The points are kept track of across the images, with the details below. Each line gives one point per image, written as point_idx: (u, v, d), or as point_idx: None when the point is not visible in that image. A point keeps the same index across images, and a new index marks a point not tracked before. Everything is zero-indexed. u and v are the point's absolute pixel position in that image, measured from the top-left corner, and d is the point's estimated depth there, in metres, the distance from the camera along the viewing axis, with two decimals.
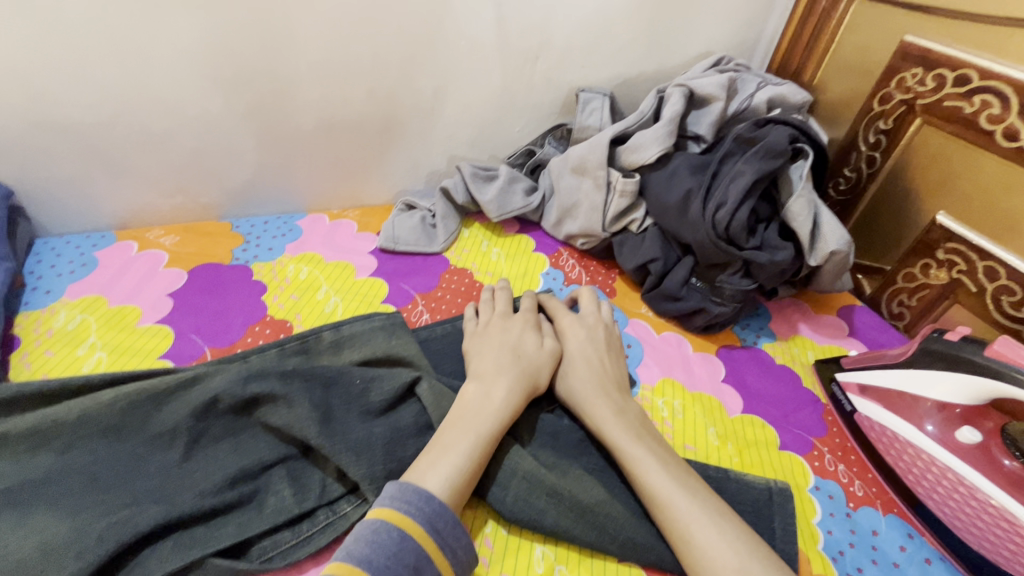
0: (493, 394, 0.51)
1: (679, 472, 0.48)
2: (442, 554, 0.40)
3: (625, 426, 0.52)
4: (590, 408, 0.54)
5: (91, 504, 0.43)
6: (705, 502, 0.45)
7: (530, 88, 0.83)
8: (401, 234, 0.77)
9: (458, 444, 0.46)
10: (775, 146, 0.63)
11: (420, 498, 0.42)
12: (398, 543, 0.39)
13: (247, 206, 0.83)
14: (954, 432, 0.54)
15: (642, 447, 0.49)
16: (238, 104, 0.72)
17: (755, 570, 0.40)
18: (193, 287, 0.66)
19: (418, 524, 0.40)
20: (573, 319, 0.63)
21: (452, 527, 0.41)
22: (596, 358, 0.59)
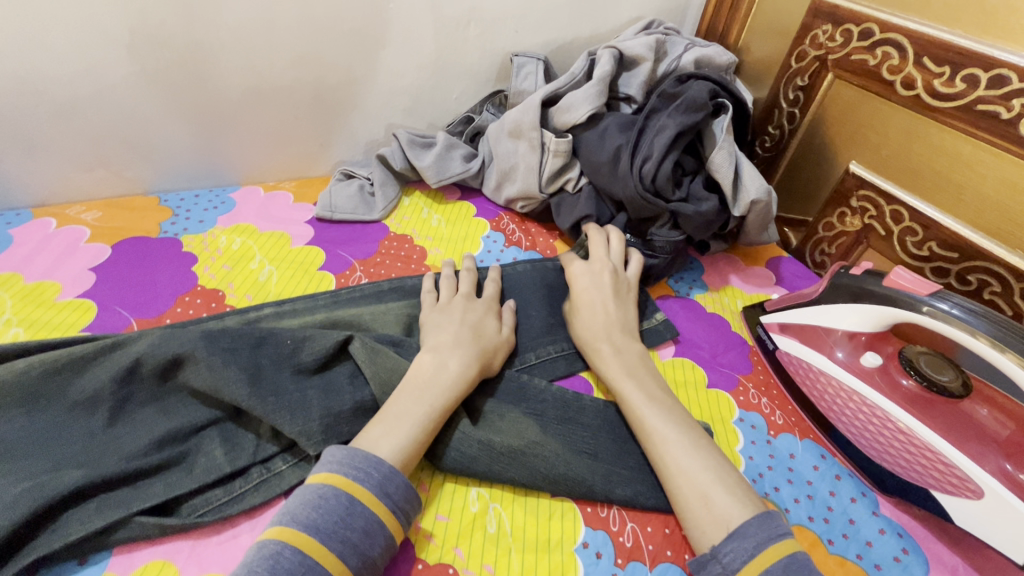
0: (448, 366, 0.51)
1: (667, 407, 0.52)
2: (394, 516, 0.41)
3: (619, 367, 0.56)
4: (593, 351, 0.59)
5: (7, 472, 0.42)
6: (682, 431, 0.49)
7: (464, 54, 0.83)
8: (339, 203, 0.76)
9: (410, 417, 0.46)
10: (695, 100, 0.66)
11: (372, 464, 0.42)
12: (347, 508, 0.39)
13: (176, 179, 0.80)
14: (859, 357, 0.59)
15: (631, 384, 0.54)
16: (157, 71, 0.69)
17: (715, 495, 0.44)
18: (119, 261, 0.64)
19: (368, 489, 0.41)
20: (583, 266, 0.66)
21: (404, 490, 0.42)
22: (602, 302, 0.62)
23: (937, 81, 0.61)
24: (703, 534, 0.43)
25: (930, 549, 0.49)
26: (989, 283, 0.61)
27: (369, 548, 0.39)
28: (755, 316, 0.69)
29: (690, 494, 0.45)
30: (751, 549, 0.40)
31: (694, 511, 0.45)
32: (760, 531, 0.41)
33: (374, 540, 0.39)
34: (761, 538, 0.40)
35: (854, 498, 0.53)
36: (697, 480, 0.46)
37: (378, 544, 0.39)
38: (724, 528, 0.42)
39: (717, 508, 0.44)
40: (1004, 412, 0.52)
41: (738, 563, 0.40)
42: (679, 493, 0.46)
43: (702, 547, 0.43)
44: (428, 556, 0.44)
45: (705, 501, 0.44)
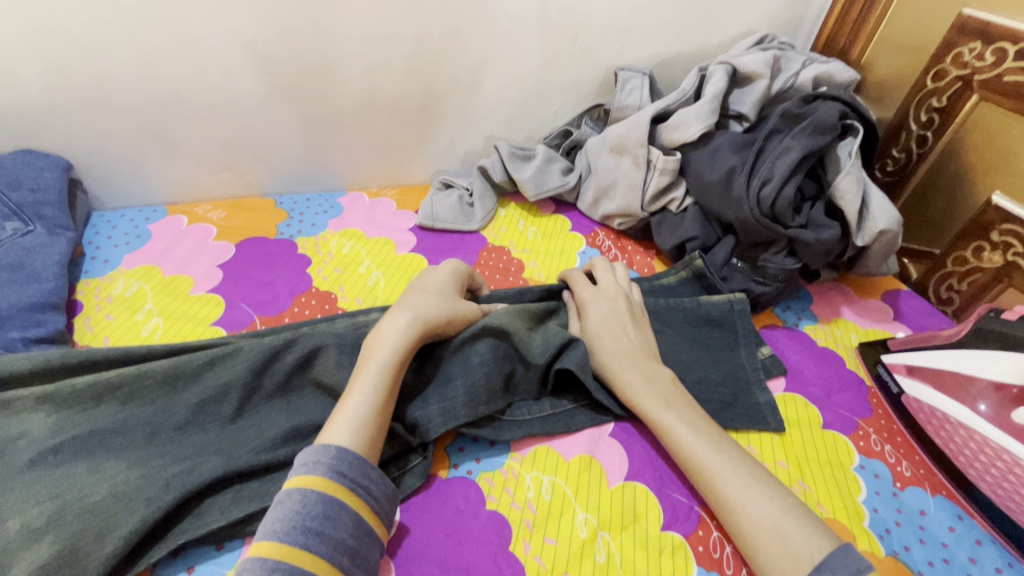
0: (385, 330, 0.50)
1: (714, 437, 0.49)
2: (354, 496, 0.40)
3: (655, 395, 0.52)
4: (619, 377, 0.55)
5: (157, 455, 0.45)
6: (738, 462, 0.47)
7: (568, 67, 0.83)
8: (439, 212, 0.78)
9: (366, 377, 0.46)
10: (824, 122, 0.62)
11: (315, 454, 0.41)
12: (301, 502, 0.38)
13: (289, 182, 0.85)
14: (1009, 413, 0.52)
15: (673, 414, 0.51)
16: (283, 80, 0.74)
17: (789, 528, 0.42)
18: (242, 259, 0.68)
19: (318, 477, 0.40)
20: (593, 293, 0.62)
21: (357, 464, 0.41)
22: (619, 326, 0.58)
23: None
24: (781, 572, 0.40)
25: None
26: None
27: (337, 531, 0.38)
28: (874, 355, 0.64)
29: (761, 528, 0.42)
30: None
31: (766, 547, 0.42)
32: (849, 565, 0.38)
33: (339, 521, 0.38)
34: None
35: (999, 568, 0.48)
36: (763, 518, 0.43)
37: (346, 526, 0.38)
38: (807, 565, 0.39)
39: (797, 542, 0.41)
40: None
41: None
42: (745, 529, 0.43)
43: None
44: None
45: (777, 533, 0.42)
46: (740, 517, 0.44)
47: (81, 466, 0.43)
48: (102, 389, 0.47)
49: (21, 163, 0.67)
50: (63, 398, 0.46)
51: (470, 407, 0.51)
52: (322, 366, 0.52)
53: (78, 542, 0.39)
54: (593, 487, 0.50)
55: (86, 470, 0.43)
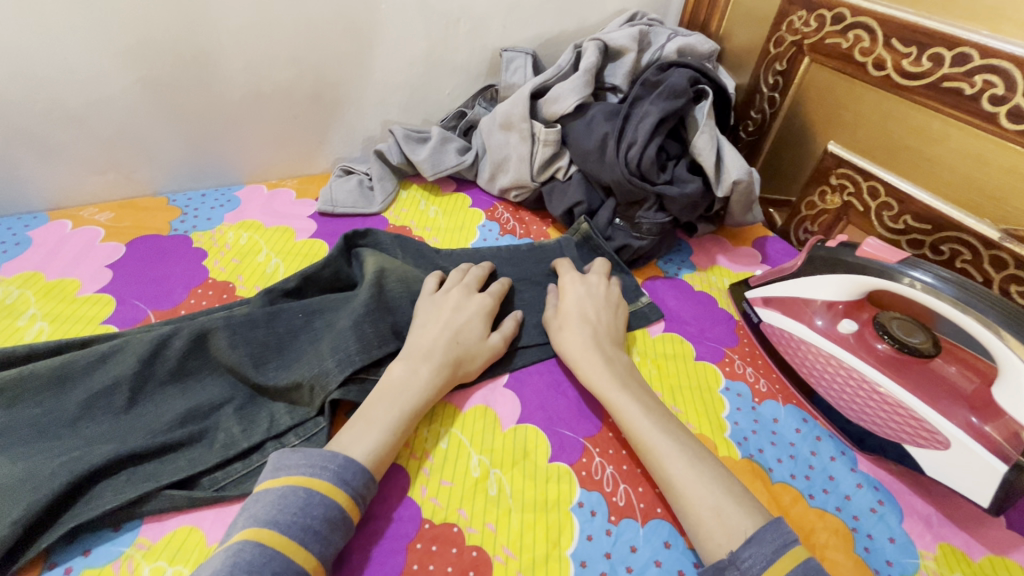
0: (418, 372, 0.52)
1: (665, 419, 0.52)
2: (352, 503, 0.43)
3: (609, 379, 0.55)
4: (581, 362, 0.57)
5: (44, 448, 0.45)
6: (685, 444, 0.49)
7: (455, 50, 0.86)
8: (339, 197, 0.80)
9: (383, 421, 0.48)
10: (676, 87, 0.69)
11: (323, 459, 0.43)
12: (304, 500, 0.41)
13: (184, 180, 0.84)
14: (837, 325, 0.62)
15: (626, 397, 0.53)
16: (162, 74, 0.72)
17: (728, 506, 0.44)
18: (134, 257, 0.68)
19: (326, 481, 0.42)
20: (577, 277, 0.67)
21: (361, 476, 0.44)
22: (591, 312, 0.62)
23: (906, 61, 0.64)
24: (717, 547, 0.42)
25: (904, 502, 0.53)
26: (960, 253, 0.64)
27: (330, 533, 0.40)
28: (740, 292, 0.72)
29: (700, 505, 0.45)
30: (769, 554, 0.40)
31: (704, 522, 0.44)
32: (776, 539, 0.41)
33: (336, 525, 0.41)
34: (778, 544, 0.41)
35: (834, 457, 0.56)
36: (704, 496, 0.45)
37: (336, 531, 0.41)
38: (741, 539, 0.42)
39: (730, 519, 0.43)
40: (972, 369, 0.55)
41: (759, 567, 0.40)
42: (688, 505, 0.45)
43: (718, 557, 0.42)
44: (435, 518, 0.47)
45: (717, 511, 0.44)
46: (682, 495, 0.46)
47: None
48: None
49: None
50: None
51: (364, 351, 0.54)
52: (217, 349, 0.53)
53: None
54: (487, 432, 0.54)
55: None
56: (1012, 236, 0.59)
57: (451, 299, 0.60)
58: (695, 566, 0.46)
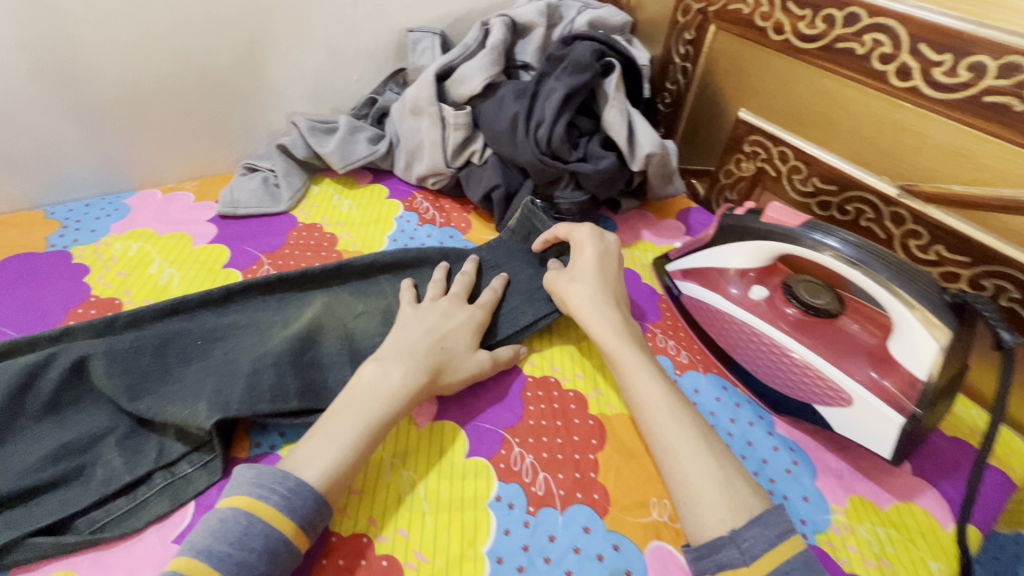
0: (392, 376, 0.49)
1: (675, 389, 0.51)
2: (299, 534, 0.40)
3: (626, 343, 0.54)
4: (592, 325, 0.56)
5: None
6: (696, 420, 0.48)
7: (357, 33, 0.81)
8: (241, 197, 0.74)
9: (343, 434, 0.45)
10: (580, 61, 0.67)
11: (273, 480, 0.40)
12: (244, 528, 0.38)
13: (66, 190, 0.76)
14: (748, 292, 0.62)
15: (640, 363, 0.52)
16: (16, 75, 0.65)
17: (736, 482, 0.43)
18: (3, 279, 0.61)
19: (271, 507, 0.39)
20: (591, 235, 0.63)
21: (314, 502, 0.41)
22: (609, 277, 0.60)
23: (802, 24, 0.64)
24: (720, 521, 0.41)
25: (818, 459, 0.54)
26: (864, 211, 0.66)
27: (268, 567, 0.37)
28: (662, 266, 0.72)
29: (700, 478, 0.43)
30: (774, 538, 0.40)
31: (703, 494, 0.43)
32: (781, 521, 0.40)
33: (277, 557, 0.38)
34: (782, 528, 0.40)
35: (752, 421, 0.57)
36: (711, 468, 0.44)
37: (279, 564, 0.38)
38: (746, 516, 0.41)
39: (732, 495, 0.42)
40: (873, 323, 0.56)
41: (760, 549, 0.39)
42: (688, 477, 0.44)
43: (716, 533, 0.41)
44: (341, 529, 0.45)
45: (723, 483, 0.43)
46: (682, 466, 0.45)
47: None
48: None
49: None
50: None
51: (247, 401, 0.49)
52: (99, 375, 0.49)
53: None
54: (400, 433, 0.52)
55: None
56: (908, 191, 0.61)
57: (439, 305, 0.58)
58: (614, 546, 0.46)
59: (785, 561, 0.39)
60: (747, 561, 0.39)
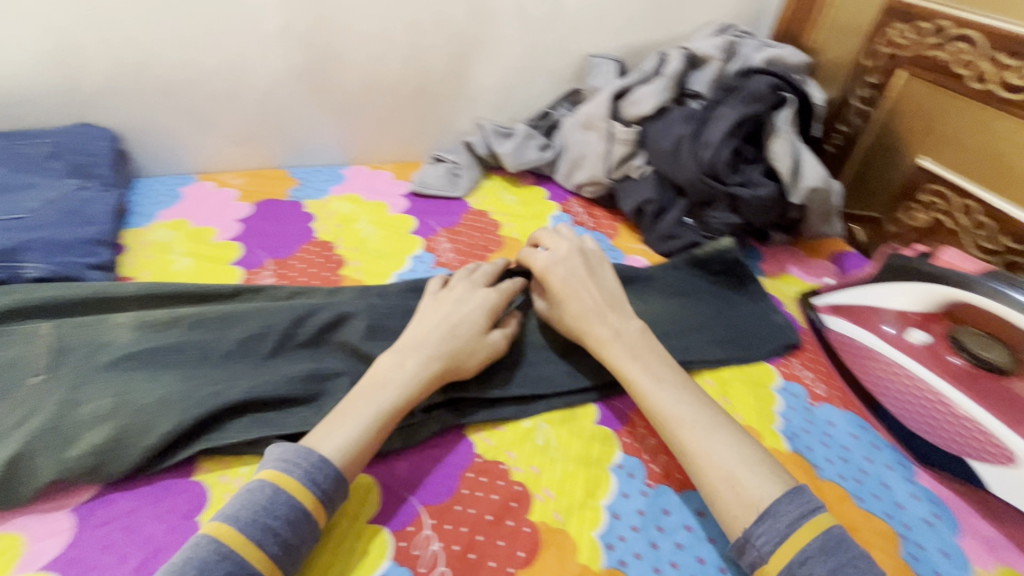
0: (406, 365, 0.51)
1: (682, 389, 0.51)
2: (320, 505, 0.42)
3: (627, 345, 0.55)
4: (587, 329, 0.57)
5: (202, 374, 0.54)
6: (696, 412, 0.49)
7: (546, 55, 0.93)
8: (429, 180, 0.89)
9: (359, 414, 0.47)
10: (756, 93, 0.71)
11: (298, 456, 0.43)
12: (269, 498, 0.41)
13: (302, 156, 0.95)
14: (906, 334, 0.62)
15: (637, 365, 0.53)
16: (295, 64, 0.84)
17: (750, 479, 0.44)
18: (259, 215, 0.80)
19: (294, 480, 0.42)
20: (546, 257, 0.62)
21: (333, 480, 0.43)
22: (578, 275, 0.60)
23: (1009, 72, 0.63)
24: (734, 518, 0.43)
25: (966, 520, 0.51)
26: None
27: (292, 534, 0.40)
28: (807, 299, 0.72)
29: (714, 475, 0.45)
30: (783, 529, 0.41)
31: (717, 491, 0.45)
32: (791, 511, 0.41)
33: (299, 527, 0.40)
34: (793, 517, 0.41)
35: (891, 466, 0.55)
36: (724, 465, 0.45)
37: (302, 531, 0.41)
38: (753, 512, 0.43)
39: (748, 490, 0.44)
40: None
41: (772, 544, 0.41)
42: (703, 472, 0.46)
43: (733, 529, 0.43)
44: (485, 454, 0.53)
45: (731, 481, 0.44)
46: (694, 463, 0.47)
47: (141, 357, 0.53)
48: (158, 296, 0.62)
49: (82, 133, 0.79)
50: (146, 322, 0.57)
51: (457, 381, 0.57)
52: (347, 328, 0.60)
53: (127, 433, 0.47)
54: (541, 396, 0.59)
55: (143, 378, 0.52)
56: None
57: (455, 293, 0.59)
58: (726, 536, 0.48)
59: (798, 551, 0.40)
60: (763, 558, 0.41)
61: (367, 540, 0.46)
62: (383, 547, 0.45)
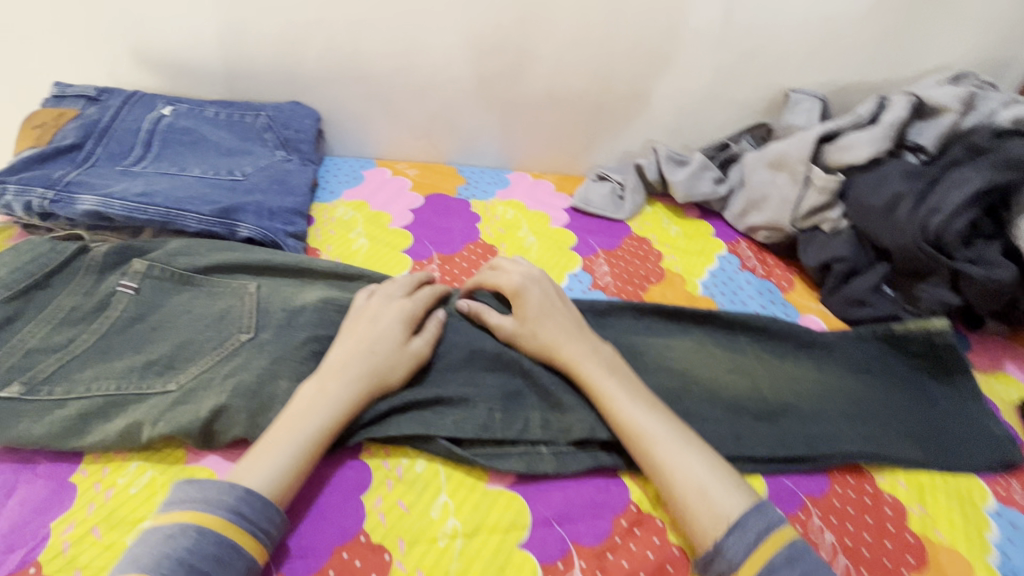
0: (327, 390, 0.49)
1: (654, 408, 0.51)
2: (254, 539, 0.41)
3: (599, 362, 0.55)
4: (552, 339, 0.57)
5: None
6: (665, 427, 0.50)
7: (740, 85, 0.88)
8: (593, 199, 0.87)
9: (280, 446, 0.45)
10: (1014, 158, 0.61)
11: (219, 491, 0.41)
12: (194, 540, 0.39)
13: (469, 156, 0.97)
14: None
15: (613, 382, 0.53)
16: (485, 69, 0.86)
17: (727, 496, 0.45)
18: (429, 208, 0.83)
19: (218, 516, 0.40)
20: (523, 271, 0.62)
21: (262, 508, 0.42)
22: (558, 302, 0.59)
23: None
24: (705, 532, 0.44)
25: None
26: None
27: (223, 574, 0.38)
28: None
29: (688, 488, 0.46)
30: (751, 542, 0.42)
31: (693, 506, 0.45)
32: (759, 524, 0.42)
33: (232, 563, 0.39)
34: (761, 528, 0.42)
35: None
36: (700, 479, 0.46)
37: (236, 569, 0.39)
38: (722, 522, 0.43)
39: (718, 504, 0.44)
40: None
41: (742, 553, 0.42)
42: (677, 488, 0.46)
43: (704, 542, 0.43)
44: (641, 504, 0.50)
45: (702, 493, 0.45)
46: (670, 479, 0.47)
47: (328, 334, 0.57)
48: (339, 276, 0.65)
49: (291, 110, 0.87)
50: (329, 302, 0.60)
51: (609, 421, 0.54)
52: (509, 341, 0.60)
53: None
54: None
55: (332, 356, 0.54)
56: None
57: (369, 310, 0.56)
58: None
59: (771, 555, 0.41)
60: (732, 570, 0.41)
61: (514, 567, 0.45)
62: None
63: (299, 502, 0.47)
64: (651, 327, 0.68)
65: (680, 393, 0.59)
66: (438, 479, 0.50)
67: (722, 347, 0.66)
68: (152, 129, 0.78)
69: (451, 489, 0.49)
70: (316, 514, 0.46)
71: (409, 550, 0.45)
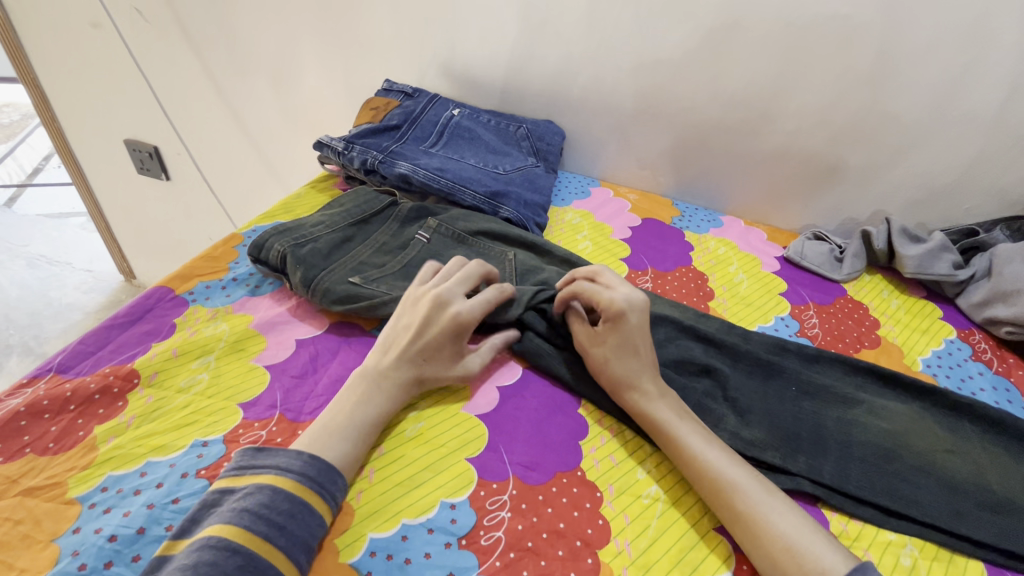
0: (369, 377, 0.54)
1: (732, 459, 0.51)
2: (321, 499, 0.44)
3: (671, 406, 0.55)
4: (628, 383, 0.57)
5: None
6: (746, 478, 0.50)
7: (1005, 170, 0.83)
8: (809, 254, 0.88)
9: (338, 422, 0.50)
10: None
11: (289, 458, 0.45)
12: (270, 498, 0.43)
13: (684, 193, 1.05)
14: None
15: (687, 427, 0.54)
16: (728, 117, 0.93)
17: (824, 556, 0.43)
18: (646, 229, 0.92)
19: (289, 479, 0.44)
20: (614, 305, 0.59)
21: (326, 471, 0.46)
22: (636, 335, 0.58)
23: None
24: None
25: None
26: None
27: (297, 529, 0.42)
28: None
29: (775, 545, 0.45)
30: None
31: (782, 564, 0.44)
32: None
33: (305, 522, 0.42)
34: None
35: None
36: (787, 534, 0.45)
37: (307, 526, 0.42)
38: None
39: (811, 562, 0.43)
40: None
41: None
42: (772, 549, 0.45)
43: None
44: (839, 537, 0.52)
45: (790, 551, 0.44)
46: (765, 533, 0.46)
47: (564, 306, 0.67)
48: (571, 264, 0.76)
49: (546, 126, 1.03)
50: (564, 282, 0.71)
51: (809, 457, 0.57)
52: (716, 359, 0.66)
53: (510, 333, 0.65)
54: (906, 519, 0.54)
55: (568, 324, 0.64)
56: None
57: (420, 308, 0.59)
58: None
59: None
60: None
61: (710, 543, 0.49)
62: (723, 561, 0.48)
63: (530, 429, 0.56)
64: (860, 385, 0.66)
65: (893, 454, 0.57)
66: (644, 450, 0.56)
67: (939, 425, 0.62)
68: (445, 124, 0.98)
69: (656, 461, 0.55)
70: (543, 441, 0.55)
71: (617, 495, 0.52)
